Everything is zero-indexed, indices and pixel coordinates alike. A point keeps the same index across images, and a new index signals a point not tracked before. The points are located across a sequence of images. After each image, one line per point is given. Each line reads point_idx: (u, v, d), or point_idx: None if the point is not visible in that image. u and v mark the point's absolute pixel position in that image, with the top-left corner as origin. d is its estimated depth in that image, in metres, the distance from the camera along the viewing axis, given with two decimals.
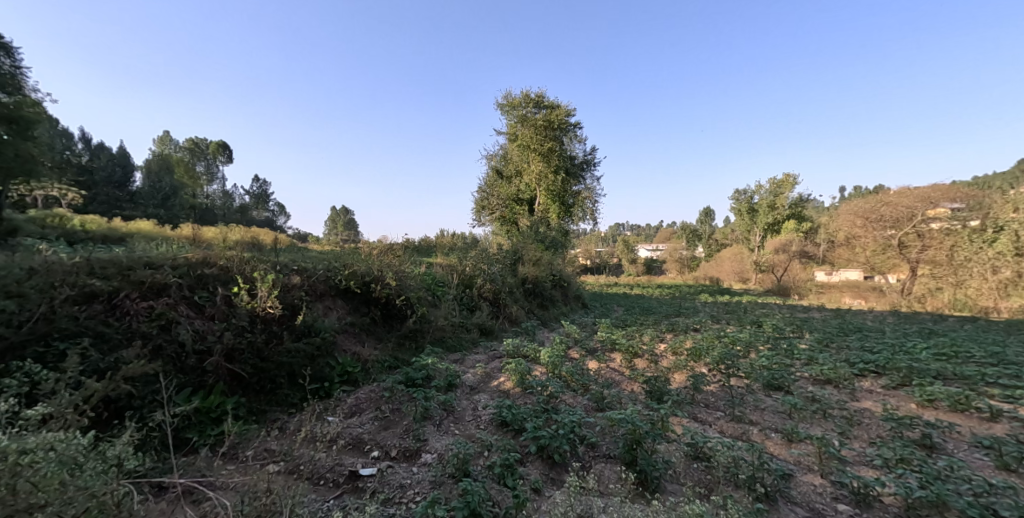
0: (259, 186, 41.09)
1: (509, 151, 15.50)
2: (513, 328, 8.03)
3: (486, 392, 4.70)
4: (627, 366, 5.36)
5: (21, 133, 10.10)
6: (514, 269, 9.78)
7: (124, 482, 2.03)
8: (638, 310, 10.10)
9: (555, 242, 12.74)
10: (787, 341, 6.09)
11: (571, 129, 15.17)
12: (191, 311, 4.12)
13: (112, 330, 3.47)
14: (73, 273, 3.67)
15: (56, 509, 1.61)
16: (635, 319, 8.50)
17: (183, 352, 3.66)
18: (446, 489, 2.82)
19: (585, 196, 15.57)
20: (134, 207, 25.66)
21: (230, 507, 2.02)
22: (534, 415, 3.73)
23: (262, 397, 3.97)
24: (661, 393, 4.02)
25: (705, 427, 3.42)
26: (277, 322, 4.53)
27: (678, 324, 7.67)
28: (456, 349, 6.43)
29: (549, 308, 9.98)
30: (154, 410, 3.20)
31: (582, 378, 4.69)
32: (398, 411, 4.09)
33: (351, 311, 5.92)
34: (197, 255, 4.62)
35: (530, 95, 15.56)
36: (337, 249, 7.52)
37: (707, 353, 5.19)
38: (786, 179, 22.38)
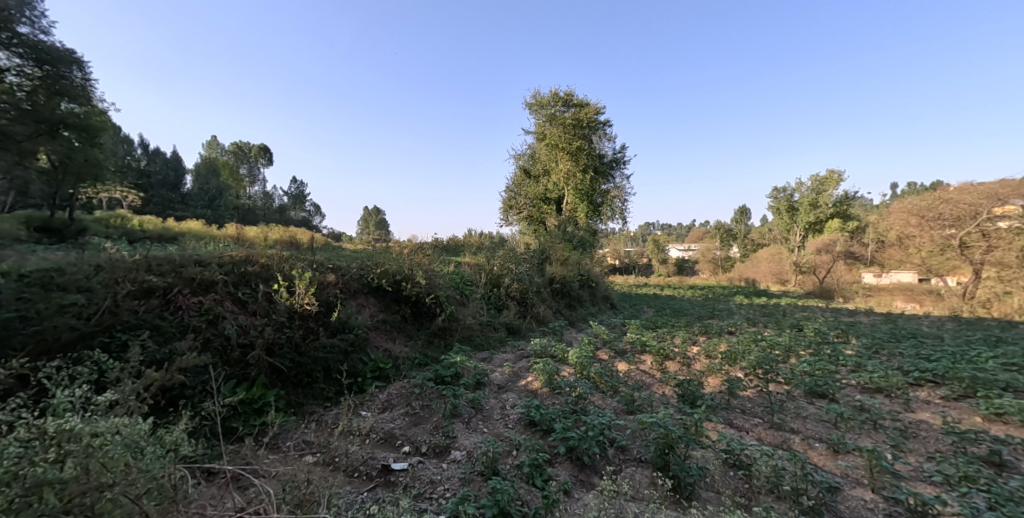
0: (297, 187, 42.91)
1: (537, 151, 15.46)
2: (540, 328, 8.01)
3: (514, 391, 4.71)
4: (658, 368, 5.24)
5: (89, 139, 11.52)
6: (542, 269, 9.77)
7: (179, 467, 2.16)
8: (669, 312, 9.86)
9: (583, 241, 12.60)
10: (831, 347, 5.77)
11: (600, 127, 14.96)
12: (235, 306, 4.35)
13: (167, 323, 3.71)
14: (133, 270, 3.96)
15: (121, 488, 1.74)
16: (666, 320, 8.28)
17: (229, 346, 3.86)
18: (475, 487, 2.85)
19: (614, 195, 15.31)
20: (185, 208, 27.49)
21: (273, 495, 2.13)
22: (563, 415, 3.72)
23: (300, 390, 4.13)
24: (694, 398, 3.91)
25: (742, 433, 3.30)
26: (313, 318, 4.72)
27: (712, 327, 7.43)
28: (483, 347, 6.49)
29: (577, 308, 9.88)
30: (204, 399, 3.39)
31: (612, 380, 4.62)
32: (427, 408, 4.18)
33: (382, 309, 6.07)
34: (241, 253, 4.87)
35: (559, 94, 15.45)
36: (369, 249, 7.72)
37: (743, 357, 5.00)
38: (830, 175, 21.21)
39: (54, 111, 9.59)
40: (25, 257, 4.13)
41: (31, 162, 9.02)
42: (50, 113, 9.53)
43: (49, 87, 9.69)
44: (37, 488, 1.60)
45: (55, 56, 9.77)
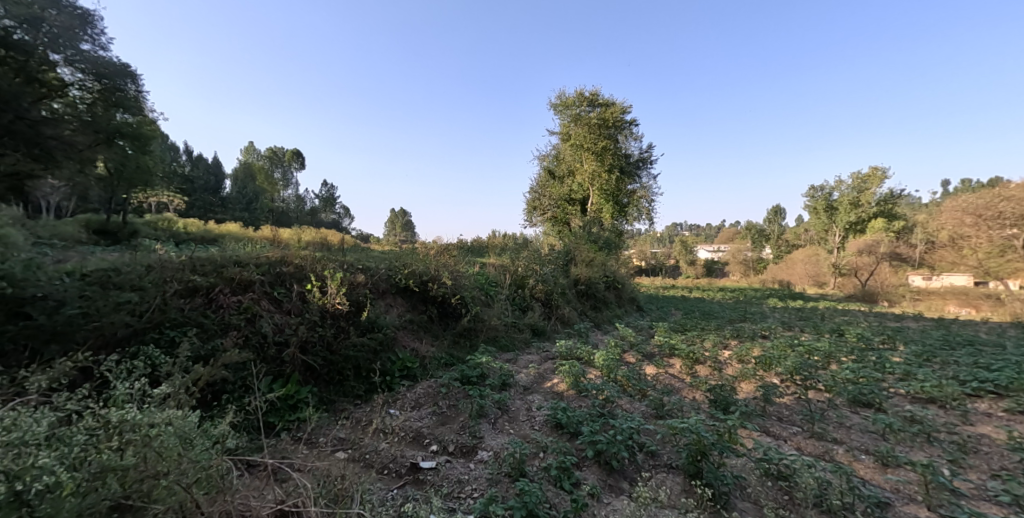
0: (327, 190, 44.30)
1: (561, 151, 15.38)
2: (565, 329, 7.96)
3: (540, 393, 4.71)
4: (688, 372, 5.09)
5: (140, 147, 12.41)
6: (566, 270, 9.72)
7: (225, 459, 2.26)
8: (698, 314, 9.61)
9: (609, 243, 12.40)
10: (876, 353, 5.46)
11: (626, 127, 14.75)
12: (272, 305, 4.52)
13: (210, 321, 3.88)
14: (180, 270, 4.18)
15: (174, 477, 1.84)
16: (695, 323, 8.07)
17: (266, 343, 4.02)
18: (503, 488, 2.86)
19: (640, 195, 15.06)
20: (225, 211, 29.03)
21: (311, 488, 2.22)
22: (591, 418, 3.69)
23: (331, 388, 4.24)
24: (726, 403, 3.79)
25: (779, 442, 3.17)
26: (344, 317, 4.85)
27: (744, 330, 7.19)
28: (508, 348, 6.49)
29: (602, 310, 9.76)
30: (244, 395, 3.55)
31: (639, 384, 4.53)
32: (454, 407, 4.23)
33: (409, 309, 6.18)
34: (276, 254, 5.05)
35: (584, 93, 15.30)
36: (396, 250, 7.86)
37: (779, 362, 4.81)
38: (873, 172, 20.10)
39: (109, 121, 10.16)
40: (86, 257, 4.47)
41: (91, 170, 9.69)
42: (107, 123, 10.15)
43: (107, 100, 10.33)
44: (102, 474, 1.73)
45: (112, 70, 10.39)
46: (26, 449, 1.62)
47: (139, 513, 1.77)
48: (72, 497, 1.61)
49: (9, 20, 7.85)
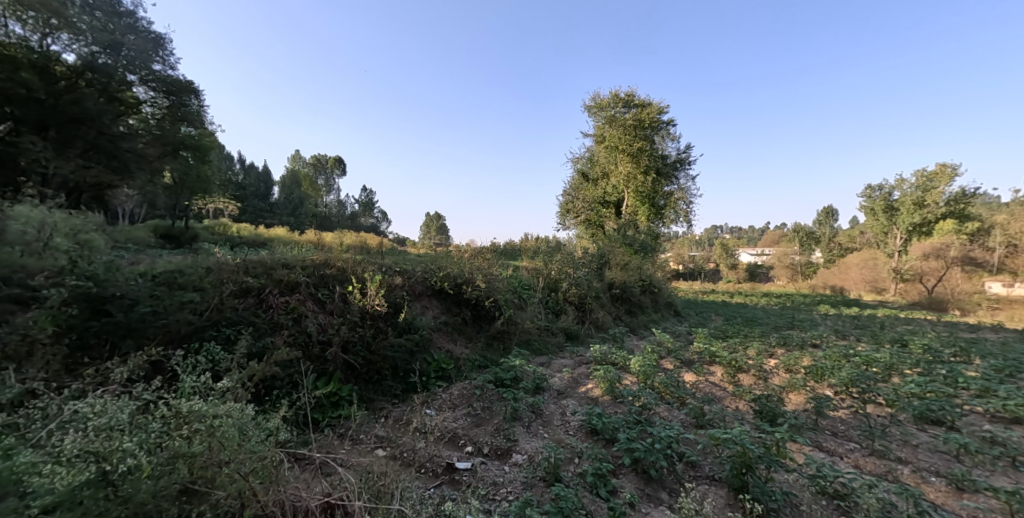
0: (366, 195, 45.98)
1: (595, 153, 15.22)
2: (600, 334, 7.83)
3: (575, 397, 4.66)
4: (730, 381, 4.87)
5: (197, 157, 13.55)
6: (600, 273, 9.59)
7: (278, 451, 2.38)
8: (740, 320, 9.21)
9: (645, 245, 12.11)
10: (946, 366, 5.01)
11: (663, 127, 14.40)
12: (316, 306, 4.73)
13: (261, 320, 4.13)
14: (235, 273, 4.49)
15: (233, 465, 1.97)
16: (737, 329, 7.72)
17: (310, 341, 4.22)
18: (538, 492, 2.86)
19: (677, 197, 14.69)
20: (273, 216, 30.90)
21: (355, 483, 2.31)
22: (627, 425, 3.61)
23: (370, 387, 4.38)
24: (773, 415, 3.59)
25: (834, 458, 2.98)
26: (383, 319, 5.00)
27: (792, 338, 6.80)
28: (542, 352, 6.46)
29: (637, 315, 9.54)
30: (292, 391, 3.74)
31: (678, 391, 4.38)
32: (488, 409, 4.25)
33: (444, 311, 6.29)
34: (320, 257, 5.29)
35: (620, 94, 15.06)
36: (432, 253, 8.04)
37: (833, 373, 4.51)
38: (941, 169, 18.57)
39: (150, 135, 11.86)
40: (155, 260, 4.87)
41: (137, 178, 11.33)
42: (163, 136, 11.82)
43: None
44: (174, 460, 1.89)
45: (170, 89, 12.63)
46: (112, 434, 1.82)
47: (205, 497, 1.92)
48: (148, 480, 1.78)
49: (96, 47, 11.37)
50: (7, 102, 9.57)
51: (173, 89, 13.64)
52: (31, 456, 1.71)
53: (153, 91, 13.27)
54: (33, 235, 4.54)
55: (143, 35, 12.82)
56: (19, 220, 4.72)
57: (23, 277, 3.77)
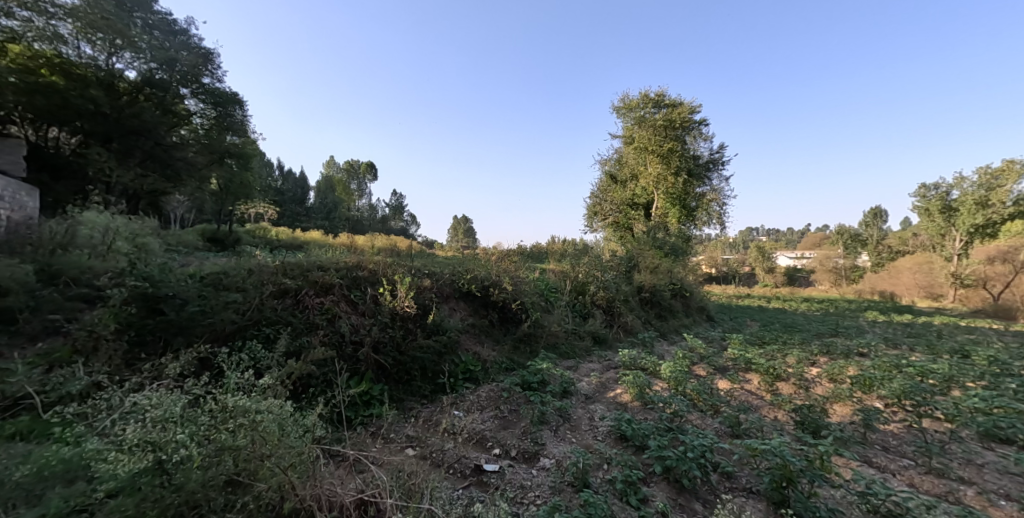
0: (396, 199, 47.11)
1: (624, 154, 14.99)
2: (628, 338, 7.68)
3: (603, 402, 4.58)
4: (767, 390, 4.66)
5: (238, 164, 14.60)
6: (629, 276, 9.42)
7: (315, 448, 2.45)
8: (778, 327, 8.80)
9: (676, 248, 11.77)
10: (1015, 380, 4.60)
11: (695, 127, 14.04)
12: (349, 307, 4.86)
13: (297, 320, 4.27)
14: (274, 274, 4.69)
15: (273, 459, 2.04)
16: (775, 336, 7.38)
17: (344, 341, 4.35)
18: (566, 497, 2.82)
19: (709, 198, 14.27)
20: (309, 219, 32.16)
21: (387, 482, 2.35)
22: (658, 432, 3.51)
23: (400, 387, 4.46)
24: (816, 427, 3.40)
25: (885, 475, 2.79)
26: (412, 320, 5.08)
27: (835, 346, 6.44)
28: (569, 356, 6.40)
29: (668, 319, 9.28)
30: (326, 389, 3.85)
31: (712, 398, 4.23)
32: (515, 412, 4.25)
33: (472, 313, 6.34)
34: (353, 260, 5.44)
35: (649, 94, 14.81)
36: (460, 256, 8.15)
37: (882, 384, 4.24)
38: (1010, 166, 16.98)
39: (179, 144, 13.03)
40: (202, 262, 5.17)
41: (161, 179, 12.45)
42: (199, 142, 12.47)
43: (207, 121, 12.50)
44: (221, 452, 1.99)
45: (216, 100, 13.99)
46: (166, 426, 1.94)
47: (248, 489, 2.00)
48: (197, 470, 1.89)
49: (154, 63, 12.26)
50: (77, 117, 10.97)
51: (221, 101, 14.24)
52: (97, 444, 1.86)
53: (202, 103, 14.06)
54: (99, 239, 4.95)
55: (195, 50, 13.61)
56: (87, 225, 5.16)
57: (89, 277, 4.12)
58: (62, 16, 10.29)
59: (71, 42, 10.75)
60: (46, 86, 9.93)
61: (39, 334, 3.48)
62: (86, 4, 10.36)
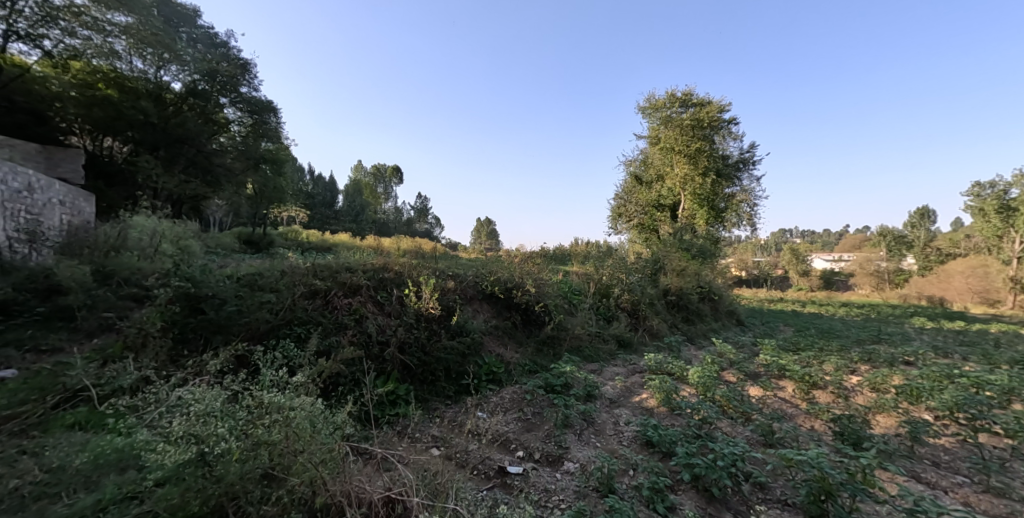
0: (421, 202, 47.89)
1: (649, 155, 14.74)
2: (654, 342, 7.52)
3: (628, 407, 4.50)
4: (803, 398, 4.46)
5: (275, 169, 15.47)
6: (655, 279, 9.24)
7: (344, 446, 2.50)
8: (813, 332, 8.42)
9: (703, 250, 11.43)
10: None
11: (724, 126, 13.66)
12: (376, 308, 4.96)
13: (327, 320, 4.39)
14: (305, 276, 4.85)
15: (306, 455, 2.09)
16: (811, 342, 7.06)
17: (371, 341, 4.44)
18: (591, 502, 2.79)
19: (739, 199, 13.84)
20: (338, 222, 33.15)
21: (413, 480, 2.37)
22: (686, 439, 3.42)
23: (425, 387, 4.51)
24: (858, 438, 3.22)
25: (936, 492, 2.62)
26: (436, 321, 5.15)
27: (878, 353, 6.10)
28: (593, 359, 6.32)
29: (695, 323, 9.03)
30: (354, 388, 3.94)
31: (743, 405, 4.08)
32: (539, 415, 4.23)
33: (495, 315, 6.37)
34: (380, 262, 5.56)
35: (676, 93, 14.51)
36: (483, 257, 8.22)
37: (932, 395, 3.98)
38: None
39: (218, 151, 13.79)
40: (240, 264, 5.41)
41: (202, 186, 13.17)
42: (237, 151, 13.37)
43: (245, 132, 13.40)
44: (257, 447, 2.06)
45: (259, 107, 14.87)
46: (209, 420, 2.04)
47: (282, 483, 2.06)
48: (236, 463, 1.97)
49: (197, 76, 13.16)
50: (130, 127, 11.99)
51: (258, 109, 14.86)
52: (146, 435, 1.98)
53: (240, 111, 14.75)
54: (147, 242, 5.27)
55: (234, 62, 14.23)
56: (137, 229, 5.51)
57: (138, 278, 4.40)
58: (117, 33, 10.74)
59: (125, 58, 11.63)
60: (102, 98, 11.33)
61: (94, 330, 3.73)
62: (138, 22, 10.77)
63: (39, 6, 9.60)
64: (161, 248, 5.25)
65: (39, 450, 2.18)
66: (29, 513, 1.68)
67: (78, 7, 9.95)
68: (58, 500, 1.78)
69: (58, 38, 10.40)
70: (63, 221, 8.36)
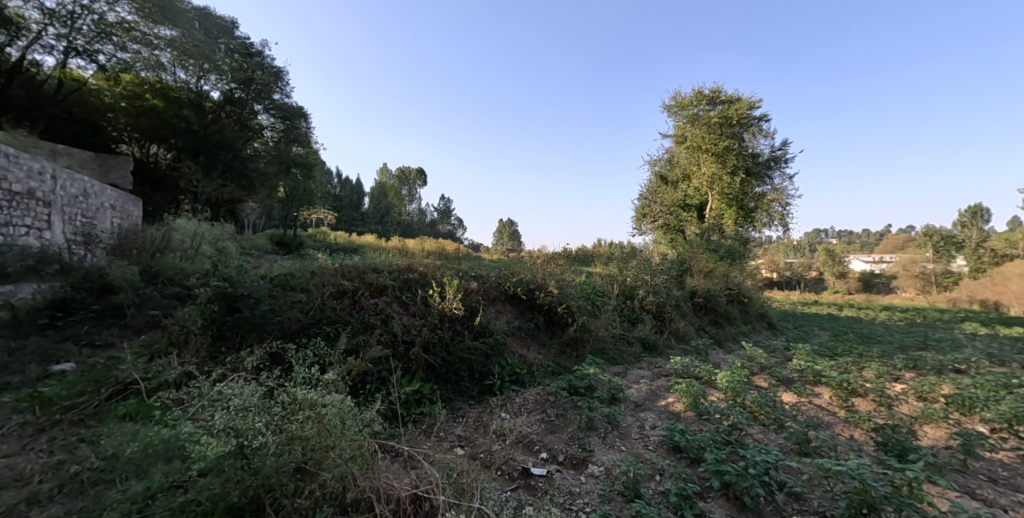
0: (445, 204, 48.46)
1: (675, 154, 14.44)
2: (680, 345, 7.33)
3: (654, 411, 4.41)
4: (840, 405, 4.25)
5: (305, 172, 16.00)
6: (681, 281, 9.03)
7: (372, 444, 2.52)
8: (853, 337, 8.01)
9: (732, 251, 11.06)
10: None
11: (754, 123, 13.24)
12: (401, 308, 5.04)
13: (354, 319, 4.50)
14: (334, 276, 5.00)
15: (337, 451, 2.13)
16: (849, 347, 6.73)
17: (396, 341, 4.51)
18: (616, 506, 2.75)
19: (771, 199, 13.36)
20: (364, 224, 33.97)
21: (439, 479, 2.38)
22: (715, 445, 3.32)
23: (449, 387, 4.55)
24: (903, 449, 3.05)
25: (992, 510, 2.44)
26: (459, 321, 5.18)
27: (925, 360, 5.75)
28: (617, 361, 6.22)
29: (724, 327, 8.76)
30: (381, 387, 4.03)
31: (775, 412, 3.93)
32: (563, 417, 4.19)
33: (517, 316, 6.37)
34: (404, 263, 5.65)
35: (703, 90, 14.16)
36: (505, 258, 8.24)
37: (988, 406, 3.72)
38: None
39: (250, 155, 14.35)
40: (272, 264, 5.63)
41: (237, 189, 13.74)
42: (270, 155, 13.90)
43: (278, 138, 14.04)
44: (291, 442, 2.11)
45: (290, 113, 15.48)
46: (247, 414, 2.12)
47: (314, 477, 2.10)
48: (272, 456, 2.04)
49: (235, 85, 13.83)
50: (173, 134, 12.60)
51: (289, 115, 15.40)
52: (190, 427, 2.08)
53: (273, 117, 15.33)
54: (189, 244, 5.57)
55: (268, 70, 14.81)
56: (180, 232, 5.82)
57: (180, 278, 4.64)
58: (164, 47, 11.44)
59: (170, 69, 12.32)
60: (149, 109, 12.20)
61: (142, 327, 3.95)
62: (182, 34, 11.57)
63: (96, 23, 10.24)
64: (202, 250, 5.51)
65: (96, 439, 2.35)
66: (89, 497, 1.86)
67: (129, 23, 10.61)
68: (112, 485, 1.95)
69: (111, 53, 10.96)
70: (113, 224, 8.89)
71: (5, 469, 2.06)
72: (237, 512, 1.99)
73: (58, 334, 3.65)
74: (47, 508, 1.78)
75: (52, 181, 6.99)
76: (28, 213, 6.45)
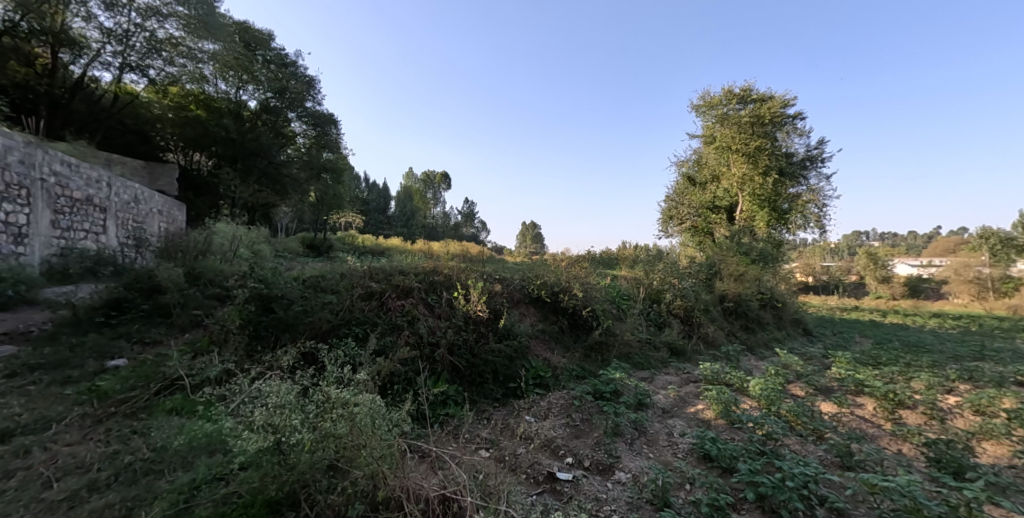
0: (469, 207, 48.96)
1: (703, 154, 14.11)
2: (710, 351, 7.11)
3: (683, 418, 4.29)
4: (886, 417, 4.01)
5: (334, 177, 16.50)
6: (710, 285, 8.79)
7: (400, 444, 2.55)
8: (898, 346, 7.55)
9: (765, 254, 10.68)
10: None
11: (788, 122, 12.77)
12: (426, 310, 5.10)
13: (381, 320, 4.58)
14: (363, 278, 5.11)
15: (369, 449, 2.16)
16: (896, 356, 6.34)
17: (422, 342, 4.55)
18: (646, 515, 2.68)
19: (805, 199, 12.82)
20: (390, 228, 34.77)
21: (466, 481, 2.38)
22: (749, 455, 3.20)
23: (473, 388, 4.56)
24: (959, 467, 2.84)
25: None
26: (484, 324, 5.19)
27: (983, 372, 5.34)
28: (644, 366, 6.10)
29: (756, 332, 8.45)
30: (408, 387, 4.09)
31: (814, 422, 3.74)
32: (588, 421, 4.13)
33: (542, 319, 6.33)
34: (430, 265, 5.71)
35: (732, 89, 13.77)
36: (529, 261, 8.23)
37: None
38: None
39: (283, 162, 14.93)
40: (303, 266, 5.81)
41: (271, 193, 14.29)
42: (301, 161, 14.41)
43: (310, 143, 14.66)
44: (325, 439, 2.16)
45: (321, 120, 16.01)
46: (284, 411, 2.20)
47: (346, 474, 2.14)
48: (308, 452, 2.10)
49: (270, 94, 14.42)
50: (214, 142, 13.31)
51: (319, 122, 15.92)
52: (231, 422, 2.16)
53: (305, 124, 15.91)
54: (227, 247, 5.83)
55: (300, 79, 15.37)
56: (220, 235, 6.11)
57: (219, 279, 4.85)
58: (207, 60, 11.95)
59: (212, 81, 13.05)
60: (194, 119, 12.95)
61: (186, 326, 4.16)
62: (223, 48, 12.14)
63: (147, 40, 10.92)
64: (239, 252, 5.75)
65: (147, 431, 2.48)
66: (141, 485, 1.96)
67: (176, 39, 11.24)
68: (162, 475, 2.05)
69: (161, 67, 11.62)
70: (159, 229, 9.41)
71: (67, 456, 2.20)
72: (274, 506, 2.04)
73: (111, 331, 3.89)
74: (104, 494, 1.89)
75: (107, 188, 7.47)
76: (86, 218, 6.91)
